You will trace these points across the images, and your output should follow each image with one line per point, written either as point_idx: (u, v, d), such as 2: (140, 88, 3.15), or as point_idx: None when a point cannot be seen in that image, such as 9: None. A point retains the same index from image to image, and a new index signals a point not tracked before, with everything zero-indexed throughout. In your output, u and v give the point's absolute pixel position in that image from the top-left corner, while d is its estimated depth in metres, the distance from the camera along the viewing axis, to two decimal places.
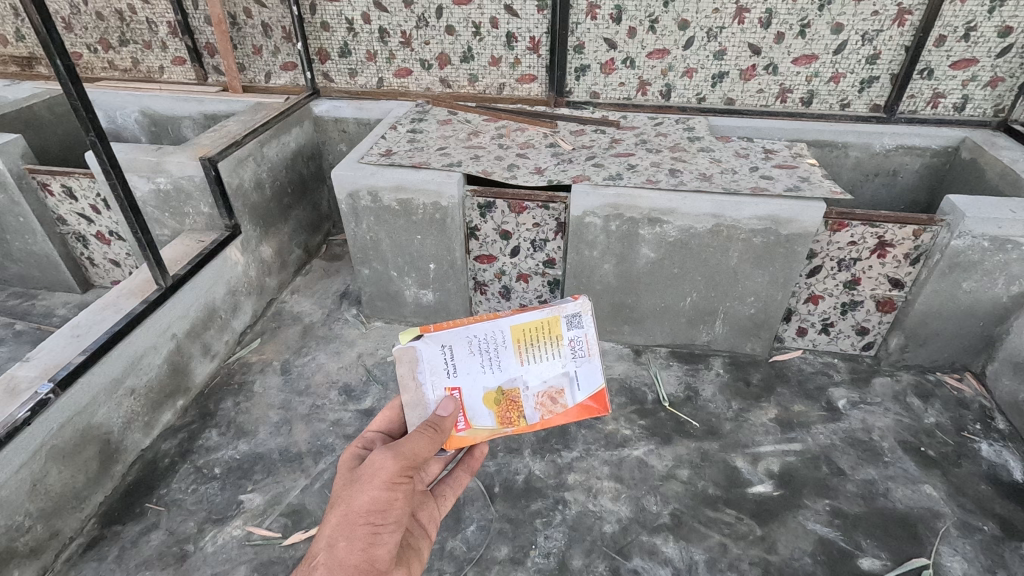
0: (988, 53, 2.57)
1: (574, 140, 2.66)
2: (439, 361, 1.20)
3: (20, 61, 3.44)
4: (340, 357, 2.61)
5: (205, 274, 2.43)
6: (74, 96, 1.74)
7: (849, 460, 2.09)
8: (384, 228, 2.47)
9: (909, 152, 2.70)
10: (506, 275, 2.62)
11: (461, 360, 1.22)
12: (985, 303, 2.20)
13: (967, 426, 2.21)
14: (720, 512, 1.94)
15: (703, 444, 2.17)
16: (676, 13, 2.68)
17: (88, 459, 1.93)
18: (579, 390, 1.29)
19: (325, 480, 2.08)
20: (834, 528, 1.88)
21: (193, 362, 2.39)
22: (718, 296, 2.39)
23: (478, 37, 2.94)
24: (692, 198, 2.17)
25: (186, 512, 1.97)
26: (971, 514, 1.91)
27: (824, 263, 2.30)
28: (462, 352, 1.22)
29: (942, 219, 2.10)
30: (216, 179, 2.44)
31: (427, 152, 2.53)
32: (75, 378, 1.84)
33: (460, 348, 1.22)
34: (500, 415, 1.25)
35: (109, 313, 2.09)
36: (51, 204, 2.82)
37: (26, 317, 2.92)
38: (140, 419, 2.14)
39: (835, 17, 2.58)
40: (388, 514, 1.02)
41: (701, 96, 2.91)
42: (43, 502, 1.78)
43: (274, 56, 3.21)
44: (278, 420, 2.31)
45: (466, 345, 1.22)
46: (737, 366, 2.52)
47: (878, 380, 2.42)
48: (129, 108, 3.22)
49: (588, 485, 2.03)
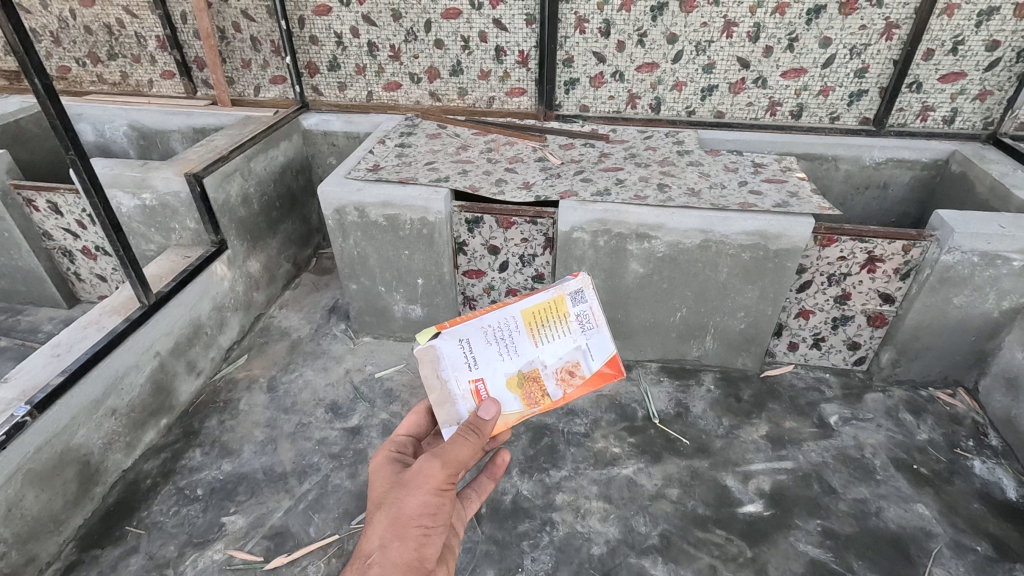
0: (976, 67, 2.57)
1: (563, 154, 2.65)
2: (457, 354, 1.21)
3: (9, 75, 3.44)
4: (327, 374, 2.58)
5: (190, 290, 2.41)
6: (53, 114, 1.72)
7: (841, 479, 2.06)
8: (371, 244, 2.45)
9: (899, 164, 2.69)
10: (495, 290, 2.60)
11: (477, 350, 1.23)
12: (976, 319, 2.18)
13: (960, 443, 2.18)
14: (709, 533, 1.90)
15: (693, 462, 2.14)
16: (664, 27, 2.68)
17: (66, 482, 1.89)
18: (594, 358, 1.28)
19: (309, 501, 2.04)
20: (826, 549, 1.85)
21: (178, 380, 2.36)
22: (708, 311, 2.37)
23: (467, 51, 2.93)
24: (680, 213, 2.15)
25: (167, 535, 1.94)
26: (964, 533, 1.88)
27: (814, 278, 2.29)
28: (479, 342, 1.23)
29: (931, 234, 2.09)
30: (202, 196, 2.43)
31: (415, 167, 2.52)
32: (53, 400, 1.81)
33: (476, 340, 1.23)
34: (525, 396, 1.22)
35: (90, 332, 2.06)
36: (37, 219, 2.80)
37: (11, 333, 2.89)
38: (121, 439, 2.10)
39: (823, 31, 2.58)
40: (438, 517, 1.07)
41: (691, 109, 2.90)
42: (19, 527, 1.74)
43: (263, 70, 3.21)
44: (262, 439, 2.27)
45: (481, 335, 1.24)
46: (728, 381, 2.50)
47: (870, 396, 2.40)
48: (117, 122, 3.20)
49: (576, 505, 2.00)
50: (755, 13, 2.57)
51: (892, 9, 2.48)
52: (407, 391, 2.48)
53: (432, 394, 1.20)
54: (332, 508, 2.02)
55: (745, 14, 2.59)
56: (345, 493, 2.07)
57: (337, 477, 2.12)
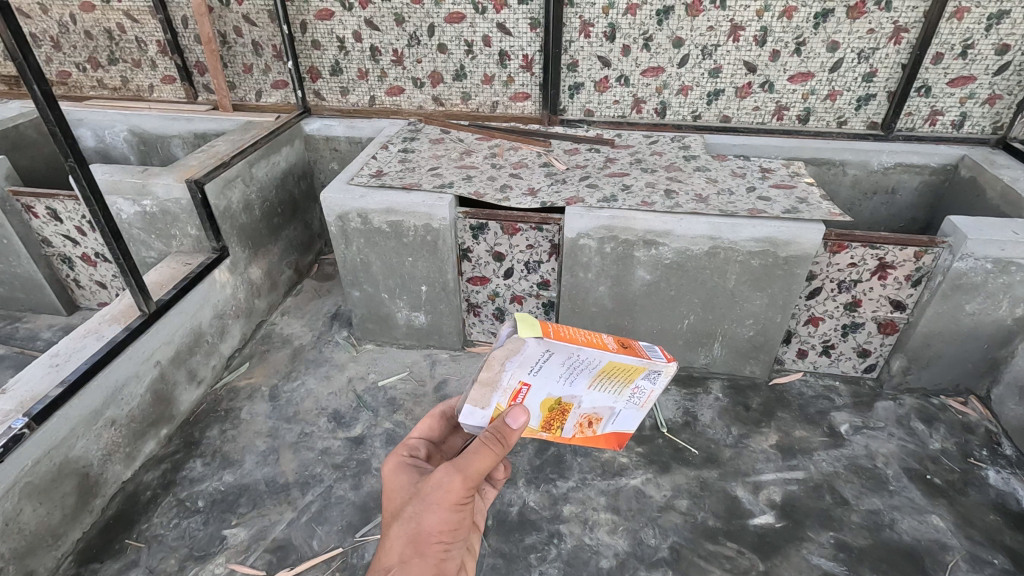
0: (986, 70, 2.54)
1: (568, 159, 2.63)
2: (533, 359, 1.04)
3: (8, 80, 3.42)
4: (330, 382, 2.54)
5: (191, 298, 2.37)
6: (52, 121, 1.69)
7: (853, 490, 2.03)
8: (375, 250, 2.42)
9: (907, 169, 2.67)
10: (500, 297, 2.57)
11: (550, 365, 1.06)
12: (989, 326, 2.15)
13: (973, 453, 2.15)
14: (720, 545, 1.87)
15: (702, 472, 2.11)
16: (670, 30, 2.65)
17: (65, 494, 1.85)
18: (615, 423, 1.26)
19: (312, 513, 2.01)
20: (839, 563, 1.81)
21: (178, 390, 2.33)
22: (717, 319, 2.34)
23: (470, 55, 2.91)
24: (688, 220, 2.12)
25: (167, 548, 1.90)
26: (980, 546, 1.84)
27: (823, 285, 2.26)
28: (557, 361, 1.06)
29: (944, 240, 2.06)
30: (203, 202, 2.39)
31: (419, 173, 2.49)
32: (52, 412, 1.77)
33: (557, 359, 1.05)
34: (545, 419, 1.19)
35: (90, 341, 2.02)
36: (36, 225, 2.77)
37: (9, 340, 2.85)
38: (121, 450, 2.07)
39: (831, 35, 2.55)
40: (457, 531, 1.07)
41: (697, 113, 2.87)
42: (16, 542, 1.71)
43: (265, 75, 3.18)
44: (265, 449, 2.24)
45: (564, 358, 1.05)
46: (736, 389, 2.46)
47: (881, 404, 2.37)
48: (117, 128, 3.18)
49: (584, 517, 1.96)
50: (762, 17, 2.55)
51: (900, 13, 2.46)
52: (411, 399, 2.45)
53: (483, 374, 1.06)
54: (335, 521, 1.98)
55: (752, 18, 2.56)
56: (349, 505, 2.03)
57: (340, 488, 2.09)
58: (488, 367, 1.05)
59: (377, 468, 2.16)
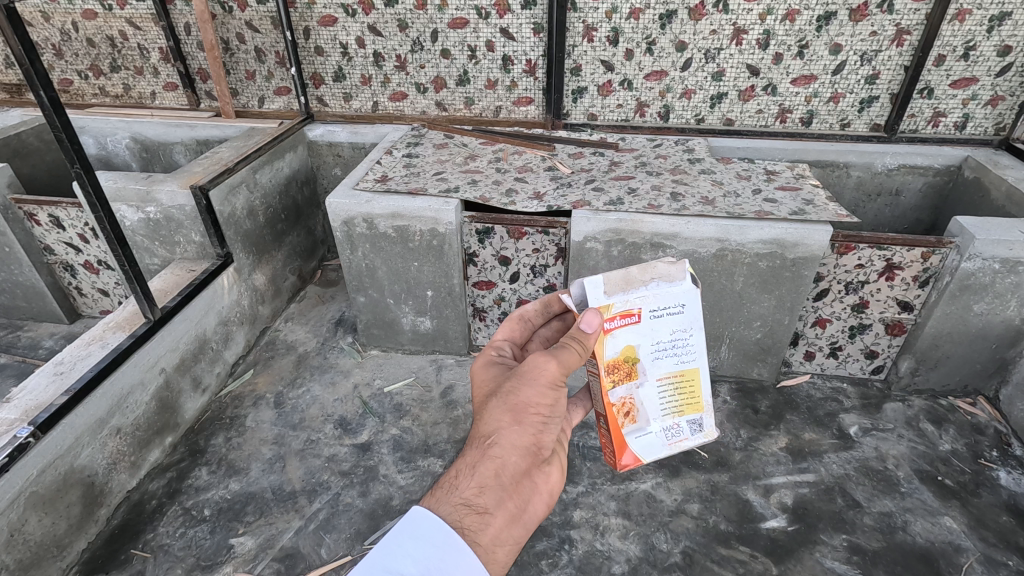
0: (987, 72, 2.56)
1: (573, 163, 2.63)
2: (665, 301, 1.21)
3: (9, 88, 3.41)
4: (336, 388, 2.52)
5: (196, 305, 2.36)
6: (58, 127, 1.67)
7: (864, 492, 2.02)
8: (381, 255, 2.41)
9: (911, 171, 2.68)
10: (506, 301, 2.57)
11: (671, 320, 1.22)
12: (998, 327, 2.15)
13: (984, 454, 2.15)
14: (733, 549, 1.85)
15: (713, 476, 2.09)
16: (674, 34, 2.66)
17: (70, 505, 1.83)
18: (637, 437, 1.25)
19: (320, 521, 1.98)
20: (853, 566, 1.79)
21: (182, 398, 2.31)
22: (724, 321, 2.33)
23: (474, 60, 2.92)
24: (696, 222, 2.12)
25: (174, 558, 1.87)
26: (994, 548, 1.83)
27: (831, 286, 2.25)
28: (678, 325, 1.22)
29: (951, 240, 2.06)
30: (207, 209, 2.38)
31: (424, 177, 2.48)
32: (56, 421, 1.75)
33: (680, 319, 1.22)
34: (614, 365, 1.19)
35: (95, 349, 2.01)
36: (39, 233, 2.75)
37: (11, 350, 2.83)
38: (126, 460, 2.05)
39: (833, 38, 2.57)
40: (554, 408, 1.12)
41: (700, 116, 2.89)
42: (21, 553, 1.69)
43: (268, 81, 3.19)
44: (270, 457, 2.22)
45: (681, 328, 1.23)
46: (745, 392, 2.45)
47: (889, 406, 2.36)
48: (119, 135, 3.17)
49: (595, 522, 1.94)
50: (764, 21, 2.56)
51: (902, 16, 2.47)
52: (417, 405, 2.43)
53: (635, 271, 1.20)
54: (343, 528, 1.96)
55: (755, 21, 2.58)
56: (356, 513, 2.01)
57: (347, 495, 2.07)
58: (645, 270, 1.21)
59: (384, 475, 2.14)
